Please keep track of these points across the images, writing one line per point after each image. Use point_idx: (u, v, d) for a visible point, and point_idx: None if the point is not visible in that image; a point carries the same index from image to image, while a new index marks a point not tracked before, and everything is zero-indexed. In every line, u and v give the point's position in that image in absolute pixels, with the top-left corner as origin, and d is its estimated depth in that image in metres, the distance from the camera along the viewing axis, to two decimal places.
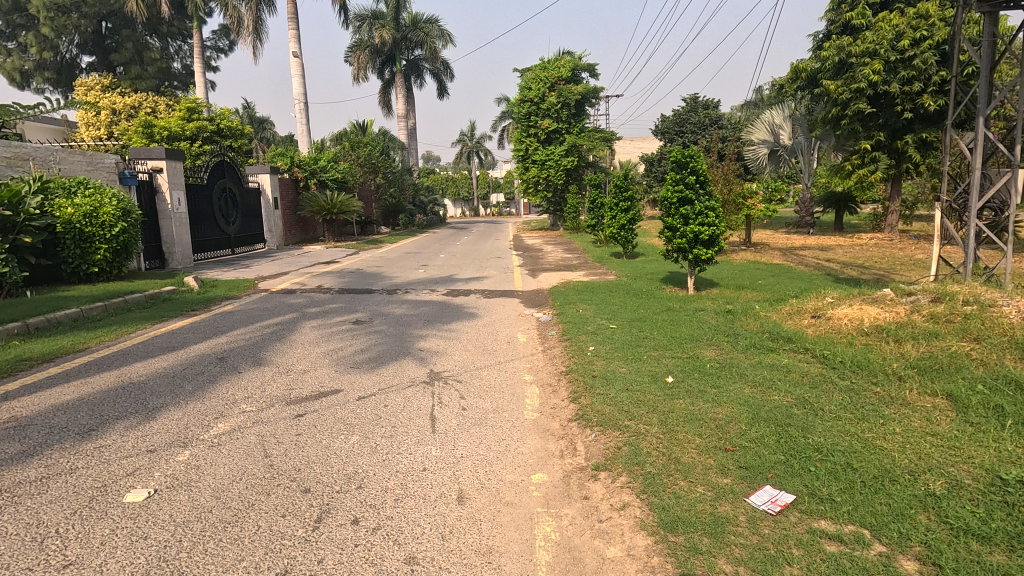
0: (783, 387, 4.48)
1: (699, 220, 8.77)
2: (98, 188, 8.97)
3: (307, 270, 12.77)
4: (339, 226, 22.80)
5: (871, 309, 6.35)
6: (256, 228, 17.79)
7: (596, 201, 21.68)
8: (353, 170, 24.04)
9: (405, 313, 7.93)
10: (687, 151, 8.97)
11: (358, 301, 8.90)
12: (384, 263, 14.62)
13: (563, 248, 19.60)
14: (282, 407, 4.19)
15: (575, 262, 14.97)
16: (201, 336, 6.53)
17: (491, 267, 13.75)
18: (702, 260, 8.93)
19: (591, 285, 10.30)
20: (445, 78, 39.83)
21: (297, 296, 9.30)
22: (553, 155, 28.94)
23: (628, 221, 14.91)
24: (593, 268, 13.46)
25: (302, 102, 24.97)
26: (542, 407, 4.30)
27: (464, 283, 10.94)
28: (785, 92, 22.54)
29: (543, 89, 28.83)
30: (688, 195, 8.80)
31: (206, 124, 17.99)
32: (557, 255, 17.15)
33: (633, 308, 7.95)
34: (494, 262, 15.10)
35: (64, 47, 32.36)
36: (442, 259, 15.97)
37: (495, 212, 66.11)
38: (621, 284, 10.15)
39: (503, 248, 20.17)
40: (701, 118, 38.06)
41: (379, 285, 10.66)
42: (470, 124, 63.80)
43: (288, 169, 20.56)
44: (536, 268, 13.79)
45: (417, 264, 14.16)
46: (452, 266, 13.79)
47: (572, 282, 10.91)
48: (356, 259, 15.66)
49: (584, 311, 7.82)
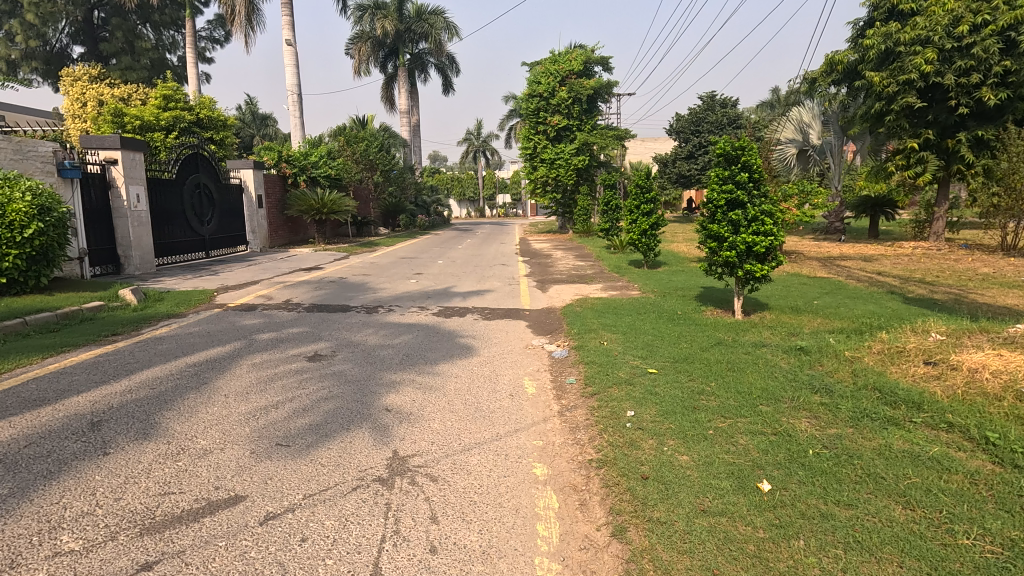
0: (962, 512, 2.71)
1: (754, 228, 6.98)
2: (10, 180, 7.32)
3: (281, 279, 11.11)
4: (331, 229, 21.11)
5: (1017, 357, 4.56)
6: (236, 229, 16.18)
7: (609, 202, 19.94)
8: (349, 167, 22.44)
9: (381, 343, 6.21)
10: (738, 141, 7.21)
11: (327, 324, 7.17)
12: (373, 270, 12.95)
13: (574, 254, 17.90)
14: (123, 549, 2.46)
15: (588, 271, 13.25)
16: (97, 378, 4.83)
17: (493, 277, 12.04)
18: (756, 277, 7.14)
19: (613, 303, 8.57)
20: (450, 73, 38.37)
21: (256, 316, 7.60)
22: (563, 154, 27.23)
23: (650, 226, 13.11)
24: (610, 279, 11.74)
25: (296, 94, 23.39)
26: (564, 550, 2.56)
27: (460, 298, 9.24)
28: (817, 87, 20.69)
29: (553, 84, 27.10)
30: (740, 196, 7.03)
31: (183, 113, 16.38)
32: (568, 262, 15.40)
33: (674, 341, 6.18)
34: (496, 270, 13.40)
35: (53, 36, 31.03)
36: (440, 265, 14.29)
37: (501, 214, 64.62)
38: (649, 304, 8.42)
39: (508, 253, 18.46)
40: (719, 117, 36.30)
41: (359, 300, 8.99)
42: (477, 122, 62.12)
43: (275, 165, 18.94)
44: (544, 279, 12.08)
45: (409, 273, 12.46)
46: (449, 276, 12.08)
47: (588, 298, 9.20)
48: (344, 265, 14.01)
49: (611, 345, 6.09)
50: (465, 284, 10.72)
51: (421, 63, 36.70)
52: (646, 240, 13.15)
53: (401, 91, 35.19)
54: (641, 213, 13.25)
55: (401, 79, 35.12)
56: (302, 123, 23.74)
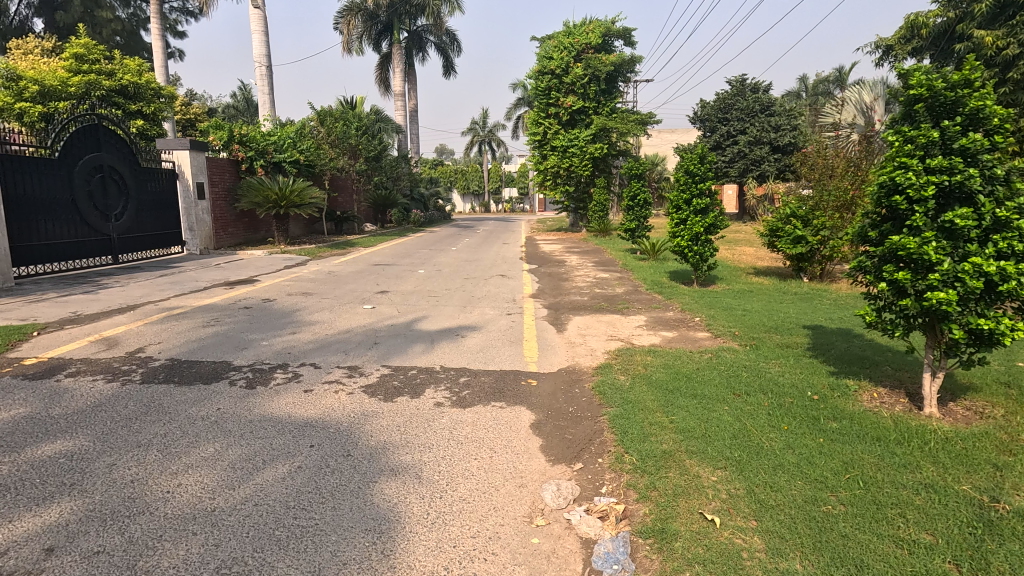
0: None
1: (999, 245, 3.39)
2: None
3: (175, 303, 7.65)
4: (299, 226, 17.70)
5: None
6: (159, 227, 12.71)
7: (631, 195, 16.27)
8: (325, 152, 19.00)
9: (202, 509, 2.72)
10: (958, 69, 3.61)
11: (143, 424, 3.66)
12: (321, 286, 9.47)
13: (593, 261, 14.36)
14: None
15: (617, 290, 9.64)
16: None
17: (485, 300, 8.48)
18: (988, 344, 3.57)
19: (676, 366, 5.02)
20: (451, 53, 35.05)
21: (32, 397, 4.08)
22: (577, 140, 23.66)
23: (706, 228, 9.45)
24: (652, 305, 8.15)
25: (264, 65, 19.91)
26: None
27: (423, 347, 5.71)
28: (891, 57, 16.97)
29: (568, 59, 23.50)
30: (974, 177, 3.41)
31: (99, 77, 12.97)
32: (587, 274, 11.79)
33: (876, 518, 2.66)
34: (491, 287, 9.86)
35: (9, 4, 27.95)
36: (416, 278, 10.76)
37: (507, 210, 61.11)
38: (742, 372, 4.86)
39: (511, 259, 14.95)
40: (750, 103, 32.37)
41: (257, 349, 5.48)
42: (482, 111, 58.50)
43: (224, 146, 15.38)
44: (557, 302, 8.54)
45: (368, 292, 8.94)
46: (422, 298, 8.55)
47: (632, 348, 5.67)
48: (290, 275, 10.56)
49: (732, 530, 2.57)
50: (441, 316, 7.19)
51: (420, 42, 33.31)
52: (698, 247, 9.53)
53: (397, 70, 31.63)
54: (690, 210, 9.54)
55: (397, 58, 31.63)
56: (272, 100, 20.29)
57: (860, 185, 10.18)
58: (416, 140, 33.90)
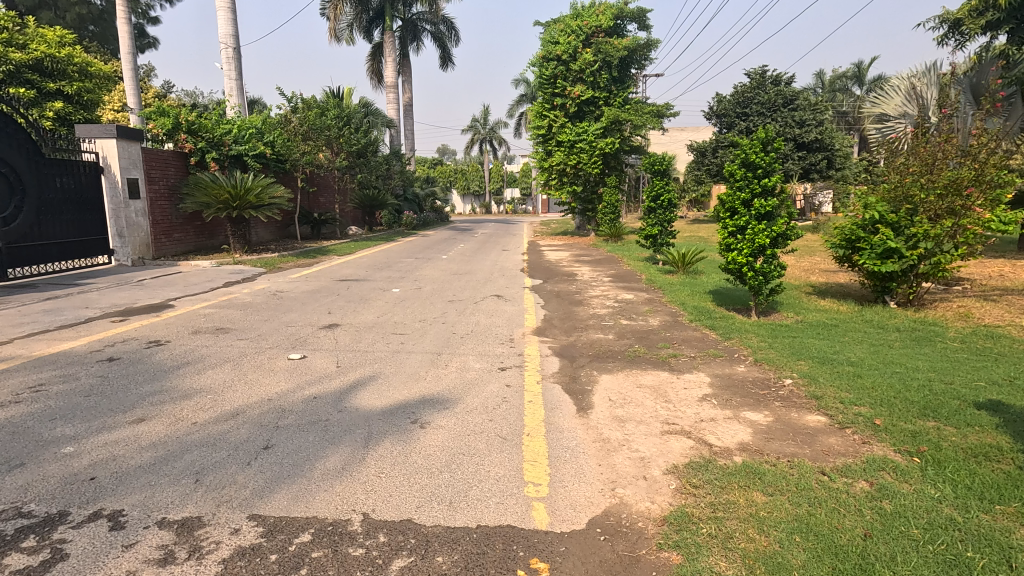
0: None
1: None
2: None
3: (11, 349, 5.21)
4: (265, 230, 15.29)
5: None
6: (72, 234, 10.29)
7: (651, 195, 13.78)
8: (298, 145, 16.62)
9: None
10: None
11: None
12: (250, 315, 7.01)
13: (610, 275, 11.91)
14: None
15: (649, 322, 7.17)
16: None
17: (469, 341, 6.01)
18: None
19: (822, 529, 2.53)
20: (449, 43, 32.74)
21: None
22: (587, 134, 21.17)
23: (772, 240, 6.97)
24: (706, 352, 5.68)
25: (231, 47, 17.53)
26: None
27: (344, 460, 3.24)
28: (957, 34, 14.46)
29: (576, 43, 21.05)
30: None
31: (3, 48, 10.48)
32: (605, 295, 9.28)
33: None
34: (481, 316, 7.39)
35: None
36: (385, 301, 8.31)
37: (508, 211, 58.74)
38: (970, 554, 2.35)
39: (511, 272, 12.51)
40: (772, 96, 30.02)
41: (37, 467, 3.01)
42: (483, 107, 55.95)
43: (169, 136, 12.88)
44: (570, 344, 6.07)
45: (309, 326, 6.48)
46: (382, 338, 6.08)
47: (714, 465, 3.21)
48: (220, 297, 8.11)
49: None
50: (399, 379, 4.73)
51: (415, 31, 30.95)
52: (761, 265, 7.08)
53: (389, 61, 29.21)
54: (749, 213, 7.06)
55: (389, 47, 29.25)
56: (242, 87, 17.90)
57: (972, 180, 7.69)
58: (410, 136, 31.48)
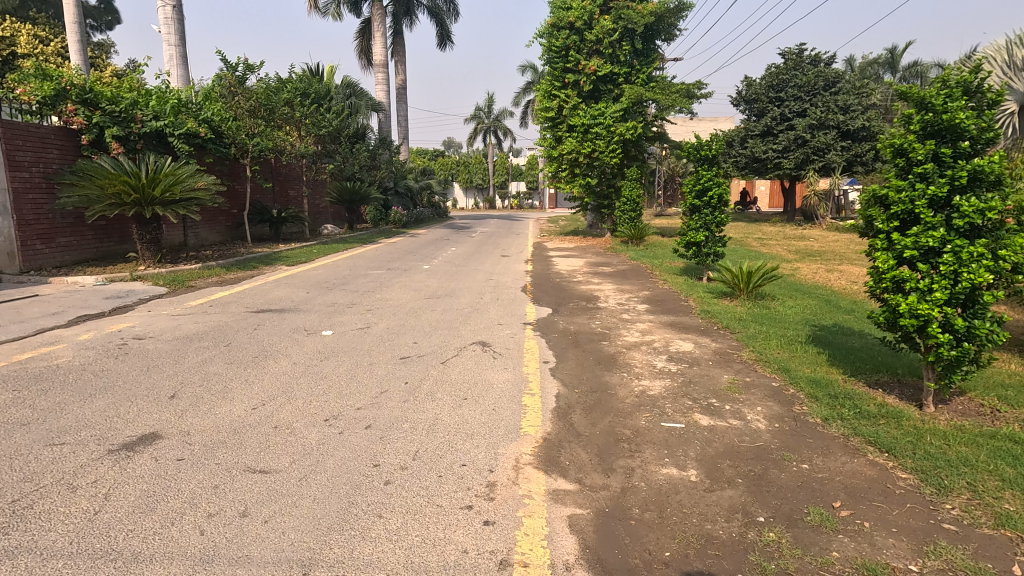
0: None
1: None
2: None
3: None
4: (204, 228, 12.84)
5: None
6: None
7: (696, 191, 10.45)
8: (248, 125, 13.41)
9: None
10: None
11: None
12: (13, 405, 3.81)
13: (644, 300, 8.67)
14: None
15: (747, 424, 3.91)
16: None
17: (393, 508, 2.75)
18: None
19: None
20: (448, 20, 29.42)
21: None
22: (604, 117, 17.86)
23: (994, 273, 3.64)
24: (941, 563, 2.40)
25: (170, 5, 14.32)
26: None
27: None
28: None
29: (592, 8, 17.76)
30: None
31: None
32: (647, 343, 6.01)
33: None
34: (442, 404, 4.16)
35: None
36: (294, 361, 5.08)
37: (514, 206, 55.26)
38: None
39: (509, 292, 9.29)
40: (810, 78, 26.58)
41: None
42: (487, 95, 52.50)
43: (52, 107, 9.63)
44: (613, 511, 2.82)
45: (89, 445, 3.26)
46: (211, 491, 2.86)
47: None
48: (19, 352, 4.94)
49: None
50: None
51: (408, 5, 27.63)
52: (966, 320, 3.73)
53: (378, 37, 25.92)
54: (945, 221, 3.73)
55: (380, 21, 25.97)
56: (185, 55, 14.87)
57: None
58: (403, 123, 28.22)
